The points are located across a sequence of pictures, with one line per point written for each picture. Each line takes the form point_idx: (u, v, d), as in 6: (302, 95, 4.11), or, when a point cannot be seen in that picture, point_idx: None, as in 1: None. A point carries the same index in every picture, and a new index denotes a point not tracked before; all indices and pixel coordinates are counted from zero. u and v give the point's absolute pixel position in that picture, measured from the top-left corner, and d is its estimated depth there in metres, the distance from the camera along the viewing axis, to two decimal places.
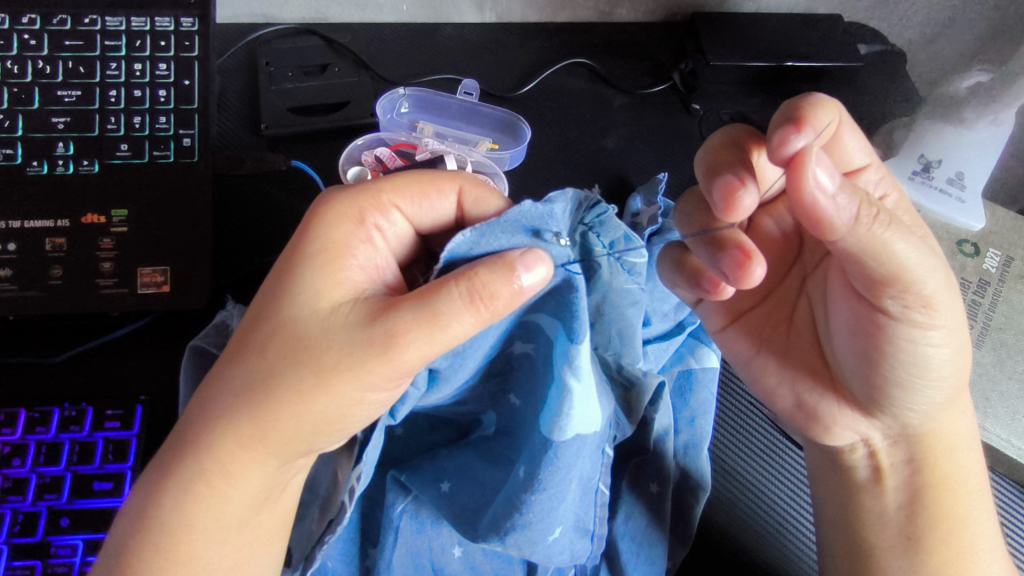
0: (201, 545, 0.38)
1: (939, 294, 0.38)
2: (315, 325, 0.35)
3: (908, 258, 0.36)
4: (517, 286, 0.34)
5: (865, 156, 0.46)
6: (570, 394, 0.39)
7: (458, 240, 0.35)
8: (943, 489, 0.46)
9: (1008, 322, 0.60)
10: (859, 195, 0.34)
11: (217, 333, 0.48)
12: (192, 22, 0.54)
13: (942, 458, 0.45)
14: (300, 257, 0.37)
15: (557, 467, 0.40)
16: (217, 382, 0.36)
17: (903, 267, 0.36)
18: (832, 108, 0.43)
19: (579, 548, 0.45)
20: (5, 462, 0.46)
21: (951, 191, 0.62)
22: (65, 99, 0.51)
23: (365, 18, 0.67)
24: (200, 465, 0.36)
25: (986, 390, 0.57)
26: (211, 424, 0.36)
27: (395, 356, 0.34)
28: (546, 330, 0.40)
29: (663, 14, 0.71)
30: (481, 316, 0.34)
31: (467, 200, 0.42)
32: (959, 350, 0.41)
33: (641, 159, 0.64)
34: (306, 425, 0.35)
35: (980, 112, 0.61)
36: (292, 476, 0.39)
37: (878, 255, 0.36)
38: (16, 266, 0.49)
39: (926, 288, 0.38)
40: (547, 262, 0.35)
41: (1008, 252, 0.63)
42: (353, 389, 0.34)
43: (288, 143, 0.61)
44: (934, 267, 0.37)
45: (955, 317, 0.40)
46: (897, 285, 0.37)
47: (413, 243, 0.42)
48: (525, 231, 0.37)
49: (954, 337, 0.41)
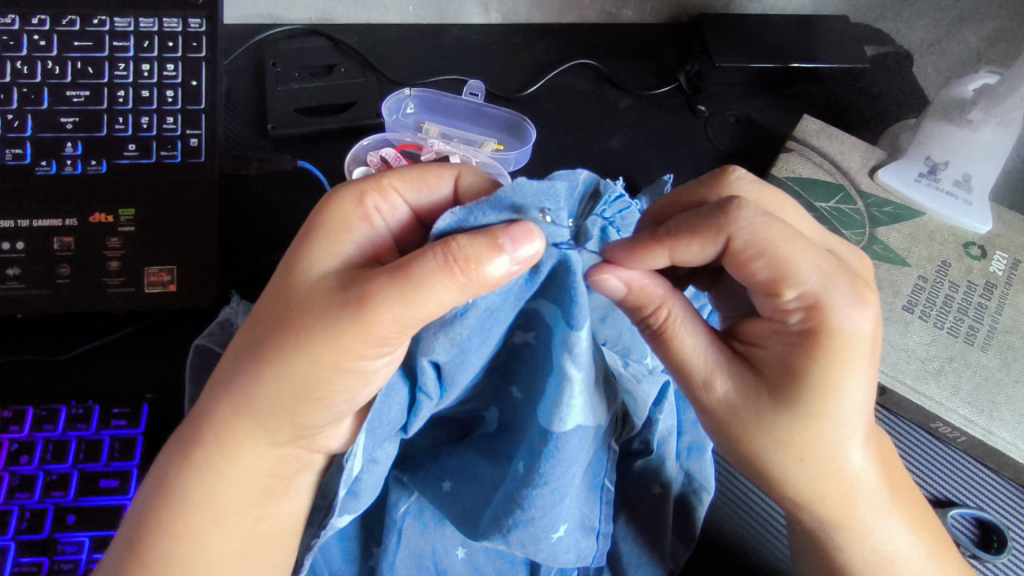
0: (201, 526, 0.39)
1: (735, 402, 0.40)
2: (302, 290, 0.36)
3: (690, 367, 0.41)
4: (498, 256, 0.32)
5: (780, 275, 0.38)
6: (569, 382, 0.38)
7: (446, 217, 0.34)
8: (860, 553, 0.43)
9: (1015, 325, 0.56)
10: (650, 297, 0.40)
11: (220, 331, 0.49)
12: (199, 23, 0.55)
13: (858, 526, 0.42)
14: (301, 236, 0.38)
15: (558, 460, 0.39)
16: (228, 350, 0.39)
17: (688, 365, 0.41)
18: (720, 229, 0.39)
19: (586, 546, 0.45)
20: (14, 459, 0.46)
21: (958, 193, 0.60)
22: (74, 99, 0.52)
23: (371, 19, 0.67)
24: (202, 435, 0.38)
25: (991, 393, 0.53)
26: (214, 399, 0.37)
27: (369, 320, 0.33)
28: (546, 316, 0.38)
29: (669, 15, 0.71)
30: (457, 284, 0.33)
31: (465, 184, 0.41)
32: (796, 463, 0.40)
33: (646, 159, 0.64)
34: (286, 391, 0.36)
35: (987, 114, 0.60)
36: (296, 471, 0.41)
37: (665, 355, 0.41)
38: (26, 265, 0.49)
39: (715, 392, 0.40)
40: (537, 237, 0.33)
41: (1015, 254, 0.60)
42: (327, 353, 0.34)
43: (294, 143, 0.61)
44: (718, 370, 0.40)
45: (767, 432, 0.39)
46: (690, 385, 0.41)
47: (411, 228, 0.41)
48: (511, 205, 0.35)
49: (771, 446, 0.40)
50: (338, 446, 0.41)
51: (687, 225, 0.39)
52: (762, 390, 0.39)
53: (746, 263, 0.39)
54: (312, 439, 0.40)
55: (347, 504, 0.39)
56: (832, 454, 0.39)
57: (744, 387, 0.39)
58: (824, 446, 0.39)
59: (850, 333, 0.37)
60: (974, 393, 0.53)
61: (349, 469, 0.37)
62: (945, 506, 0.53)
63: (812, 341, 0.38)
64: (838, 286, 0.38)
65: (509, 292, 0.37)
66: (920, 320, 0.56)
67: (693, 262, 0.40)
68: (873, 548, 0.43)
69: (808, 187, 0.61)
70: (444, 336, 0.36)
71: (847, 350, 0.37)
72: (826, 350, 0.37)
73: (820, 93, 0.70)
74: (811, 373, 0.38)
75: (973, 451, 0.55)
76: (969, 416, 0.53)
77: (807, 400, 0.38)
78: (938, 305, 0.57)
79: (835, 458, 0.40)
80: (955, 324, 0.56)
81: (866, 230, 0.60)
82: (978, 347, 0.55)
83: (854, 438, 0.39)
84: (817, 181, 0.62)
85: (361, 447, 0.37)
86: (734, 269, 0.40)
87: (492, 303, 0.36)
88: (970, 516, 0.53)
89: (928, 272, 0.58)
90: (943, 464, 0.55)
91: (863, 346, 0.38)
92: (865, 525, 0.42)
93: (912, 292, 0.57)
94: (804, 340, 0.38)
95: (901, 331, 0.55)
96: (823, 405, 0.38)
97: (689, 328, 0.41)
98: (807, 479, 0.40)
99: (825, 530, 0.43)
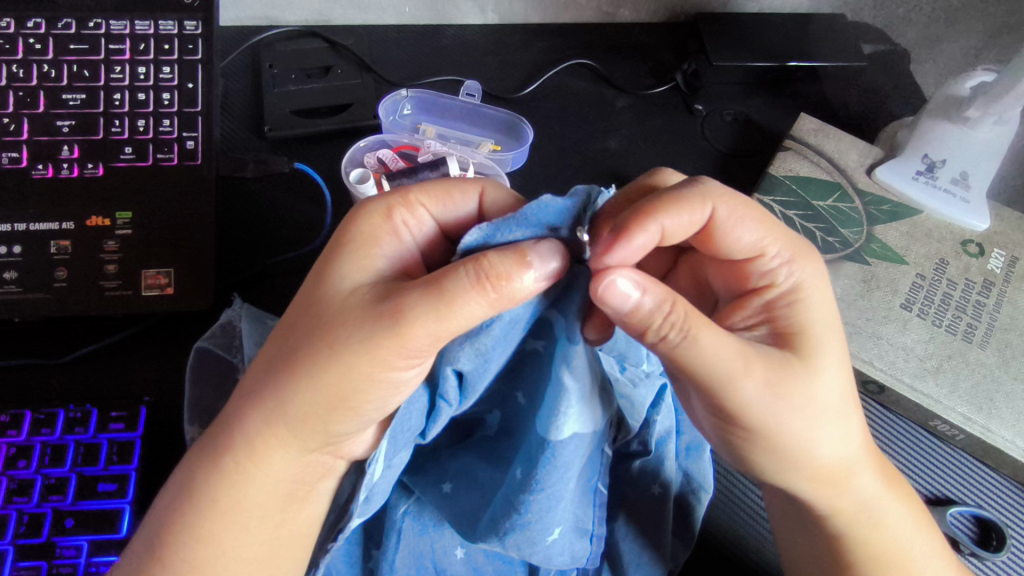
0: (224, 529, 0.38)
1: (770, 384, 0.38)
2: (335, 303, 0.36)
3: (723, 361, 0.37)
4: (529, 273, 0.33)
5: (762, 237, 0.40)
6: (567, 393, 0.39)
7: (473, 232, 0.34)
8: (880, 534, 0.43)
9: (1013, 322, 0.56)
10: (658, 293, 0.36)
11: (223, 334, 0.50)
12: (195, 25, 0.54)
13: (872, 503, 0.43)
14: (331, 250, 0.38)
15: (555, 467, 0.39)
16: (258, 360, 0.38)
17: (722, 358, 0.37)
18: (704, 202, 0.38)
19: (580, 549, 0.45)
20: (11, 463, 0.46)
21: (956, 191, 0.60)
22: (70, 102, 0.52)
23: (368, 20, 0.67)
24: (232, 441, 0.37)
25: (990, 391, 0.53)
26: (247, 400, 0.37)
27: (403, 333, 0.33)
28: (557, 327, 0.39)
29: (666, 14, 0.71)
30: (489, 299, 0.33)
31: (488, 200, 0.41)
32: (826, 434, 0.39)
33: (643, 158, 0.64)
34: (318, 401, 0.36)
35: (984, 111, 0.60)
36: (319, 476, 0.41)
37: (688, 355, 0.37)
38: (22, 268, 0.49)
39: (749, 384, 0.37)
40: (562, 255, 0.34)
41: (1013, 252, 0.60)
42: (362, 365, 0.34)
43: (292, 144, 0.61)
44: (745, 363, 0.37)
45: (803, 405, 0.38)
46: (722, 384, 0.38)
47: (438, 242, 0.41)
48: (537, 226, 0.35)
49: (806, 419, 0.39)
50: (361, 453, 0.41)
51: (671, 199, 0.38)
52: (784, 361, 0.39)
53: (727, 233, 0.40)
54: (338, 446, 0.40)
55: (360, 509, 0.38)
56: (846, 416, 0.40)
57: (770, 366, 0.38)
58: (840, 408, 0.40)
59: (820, 284, 0.42)
60: (971, 391, 0.53)
61: (369, 475, 0.36)
62: (945, 505, 0.53)
63: (799, 294, 0.41)
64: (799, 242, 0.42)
65: (530, 302, 0.37)
66: (919, 319, 0.56)
67: (679, 239, 0.39)
68: (888, 524, 0.43)
69: (806, 186, 0.61)
70: (469, 347, 0.36)
71: (822, 295, 0.41)
72: (807, 301, 0.41)
73: (817, 91, 0.70)
74: (807, 326, 0.40)
75: (973, 450, 0.54)
76: (968, 414, 0.53)
77: (817, 355, 0.39)
78: (936, 303, 0.57)
79: (849, 419, 0.41)
80: (954, 323, 0.56)
81: (864, 229, 0.60)
82: (976, 344, 0.55)
83: (851, 404, 0.40)
84: (815, 180, 0.62)
85: (383, 453, 0.36)
86: (715, 240, 0.41)
87: (516, 314, 0.37)
88: (969, 514, 0.53)
89: (926, 270, 0.58)
90: (942, 463, 0.55)
91: (827, 290, 0.42)
92: (878, 498, 0.43)
93: (910, 290, 0.57)
94: (792, 297, 0.41)
95: (900, 329, 0.55)
96: (827, 357, 0.40)
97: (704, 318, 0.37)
98: (831, 451, 0.40)
99: (850, 516, 0.43)
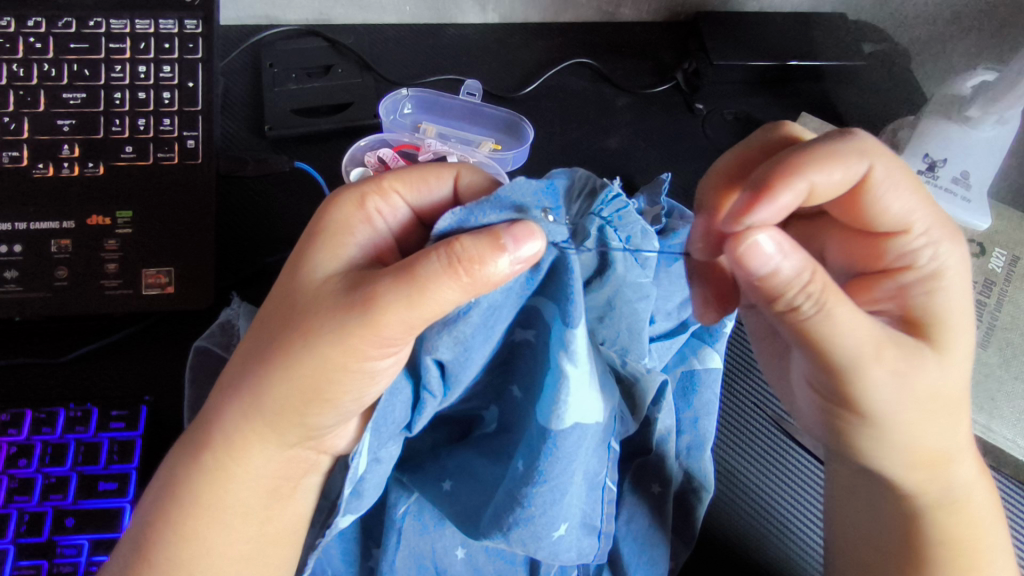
0: (208, 526, 0.38)
1: (896, 371, 0.38)
2: (308, 293, 0.36)
3: (851, 343, 0.37)
4: (503, 254, 0.32)
5: (909, 212, 0.40)
6: (566, 379, 0.38)
7: (446, 218, 0.34)
8: (969, 528, 0.43)
9: (1015, 322, 0.57)
10: (800, 262, 0.35)
11: (222, 333, 0.49)
12: (195, 24, 0.54)
13: (963, 500, 0.43)
14: (306, 240, 0.38)
15: (557, 458, 0.40)
16: (235, 356, 0.38)
17: (851, 339, 0.37)
18: (861, 156, 0.39)
19: (587, 545, 0.44)
20: (12, 462, 0.46)
21: (956, 190, 0.60)
22: (70, 101, 0.52)
23: (368, 19, 0.67)
24: (211, 437, 0.38)
25: (991, 391, 0.54)
26: (226, 395, 0.37)
27: (375, 320, 0.34)
28: (546, 315, 0.38)
29: (667, 14, 0.71)
30: (461, 283, 0.33)
31: (463, 184, 0.40)
32: (934, 420, 0.40)
33: (644, 158, 0.64)
34: (294, 393, 0.36)
35: (985, 111, 0.59)
36: (303, 472, 0.41)
37: (826, 330, 0.37)
38: (22, 267, 0.49)
39: (877, 365, 0.38)
40: (538, 237, 0.33)
41: (1014, 251, 0.60)
42: (335, 354, 0.35)
43: (292, 143, 0.61)
44: (872, 348, 0.38)
45: (923, 392, 0.39)
46: (848, 366, 0.38)
47: (414, 228, 0.41)
48: (511, 206, 0.35)
49: (916, 404, 0.39)
50: (345, 447, 0.41)
51: (823, 152, 0.38)
52: (912, 352, 0.39)
53: (877, 199, 0.40)
54: (320, 440, 0.40)
55: (349, 505, 0.38)
56: (955, 406, 0.41)
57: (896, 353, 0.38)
58: (956, 395, 0.40)
59: (959, 272, 0.41)
60: (974, 391, 0.54)
61: (353, 468, 0.36)
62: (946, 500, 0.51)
63: (936, 281, 0.40)
64: (946, 233, 0.41)
65: (512, 289, 0.37)
66: None
67: (823, 199, 0.40)
68: (974, 514, 0.44)
69: None
70: (447, 335, 0.36)
71: (956, 285, 0.41)
72: (940, 286, 0.40)
73: (819, 90, 0.69)
74: (931, 313, 0.40)
75: None
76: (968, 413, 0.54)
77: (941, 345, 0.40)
78: None
79: (960, 408, 0.41)
80: None
81: None
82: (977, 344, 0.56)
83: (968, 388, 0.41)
84: None
85: (366, 446, 0.36)
86: (864, 204, 0.41)
87: (494, 301, 0.37)
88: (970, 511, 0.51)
89: None
90: None
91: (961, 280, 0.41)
92: (976, 483, 0.44)
93: None
94: (929, 282, 0.40)
95: None
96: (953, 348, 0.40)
97: (842, 298, 0.36)
98: (931, 439, 0.41)
99: (938, 508, 0.43)
